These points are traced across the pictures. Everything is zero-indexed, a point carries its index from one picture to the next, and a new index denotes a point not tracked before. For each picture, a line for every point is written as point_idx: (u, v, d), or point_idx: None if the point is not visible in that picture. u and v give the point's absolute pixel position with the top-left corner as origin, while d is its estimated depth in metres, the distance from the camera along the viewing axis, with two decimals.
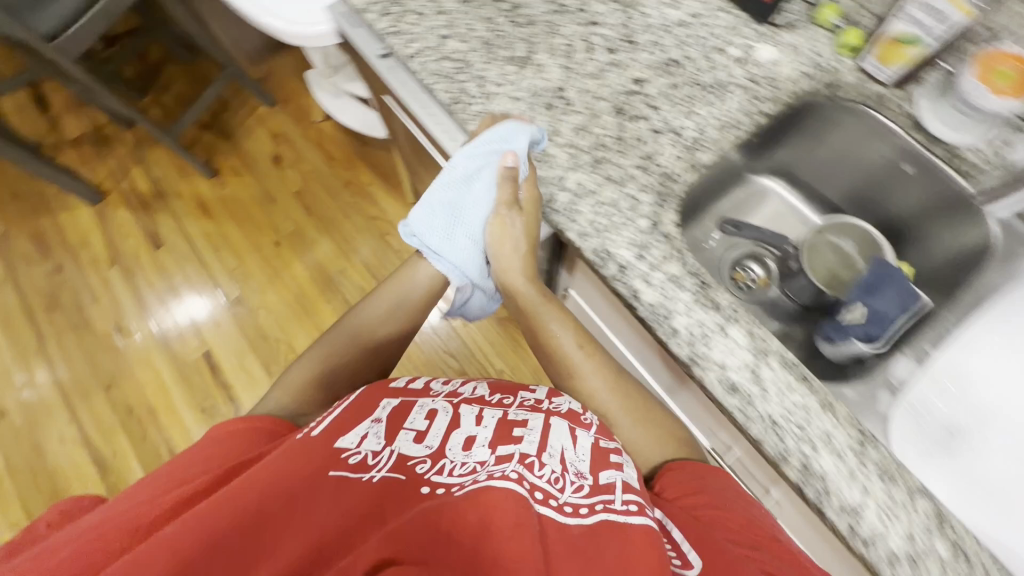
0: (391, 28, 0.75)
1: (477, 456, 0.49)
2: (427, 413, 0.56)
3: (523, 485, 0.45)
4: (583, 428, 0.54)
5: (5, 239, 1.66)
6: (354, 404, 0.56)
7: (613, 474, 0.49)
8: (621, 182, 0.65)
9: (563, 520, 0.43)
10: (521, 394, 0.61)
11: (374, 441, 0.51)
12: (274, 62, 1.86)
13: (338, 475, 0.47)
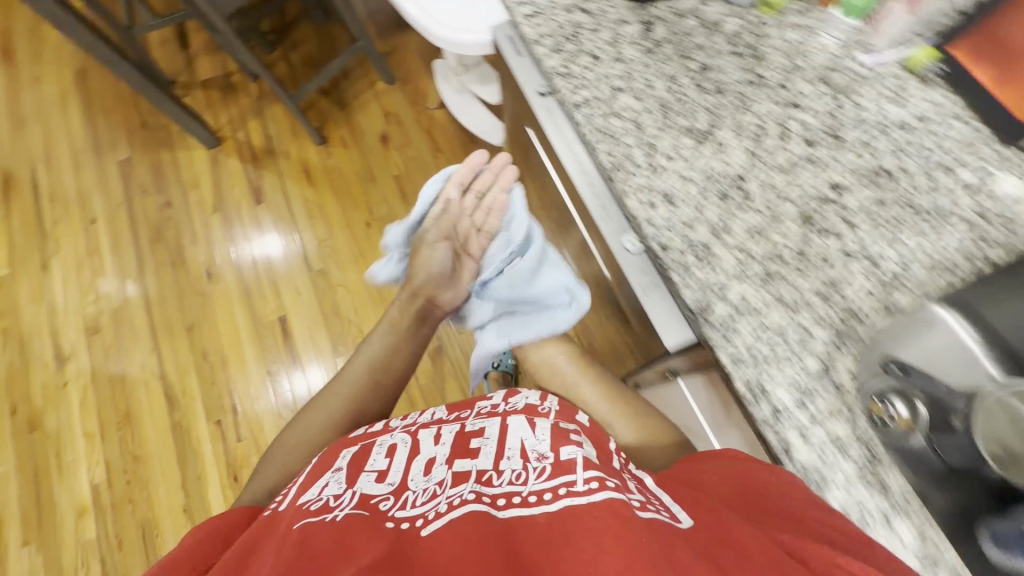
0: (560, 67, 0.68)
1: (435, 478, 0.53)
2: (388, 450, 0.60)
3: (483, 501, 0.47)
4: (539, 416, 0.61)
5: (128, 165, 1.76)
6: (316, 465, 0.59)
7: (574, 451, 0.51)
8: (793, 306, 0.56)
9: (531, 511, 0.44)
10: (479, 404, 0.70)
11: (336, 485, 0.53)
12: (401, 38, 1.84)
13: (302, 523, 0.46)
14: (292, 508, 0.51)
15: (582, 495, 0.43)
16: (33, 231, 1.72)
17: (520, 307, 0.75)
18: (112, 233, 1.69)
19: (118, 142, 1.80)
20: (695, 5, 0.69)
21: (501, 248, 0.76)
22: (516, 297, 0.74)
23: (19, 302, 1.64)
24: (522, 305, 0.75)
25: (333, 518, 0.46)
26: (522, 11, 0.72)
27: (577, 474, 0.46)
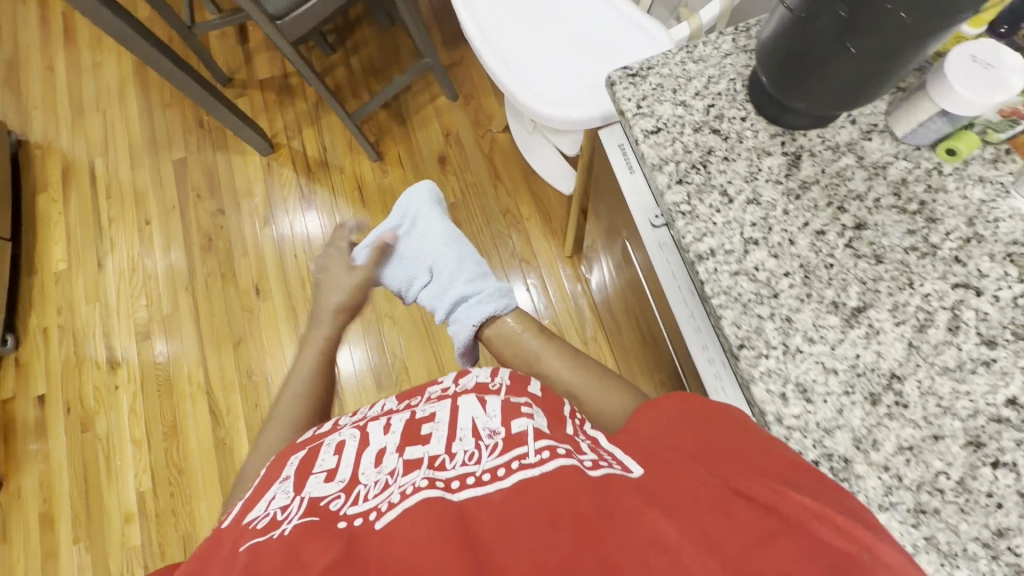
0: (684, 203, 0.58)
1: (387, 469, 0.48)
2: (336, 447, 0.54)
3: (437, 486, 0.42)
4: (490, 393, 0.58)
5: (184, 167, 1.75)
6: (262, 482, 0.52)
7: (524, 425, 0.48)
8: (949, 555, 0.47)
9: (485, 492, 0.41)
10: (430, 389, 0.66)
11: (282, 497, 0.46)
12: (467, 49, 1.72)
13: (245, 546, 0.39)
14: (232, 529, 0.44)
15: (534, 468, 0.41)
16: (90, 227, 1.74)
17: (479, 289, 0.83)
18: (167, 238, 1.69)
19: (174, 141, 1.78)
20: (855, 139, 0.58)
21: (461, 251, 0.90)
22: (466, 284, 0.84)
23: (75, 300, 1.66)
24: (478, 290, 0.83)
25: (280, 533, 0.39)
26: (642, 124, 0.61)
27: (527, 447, 0.44)
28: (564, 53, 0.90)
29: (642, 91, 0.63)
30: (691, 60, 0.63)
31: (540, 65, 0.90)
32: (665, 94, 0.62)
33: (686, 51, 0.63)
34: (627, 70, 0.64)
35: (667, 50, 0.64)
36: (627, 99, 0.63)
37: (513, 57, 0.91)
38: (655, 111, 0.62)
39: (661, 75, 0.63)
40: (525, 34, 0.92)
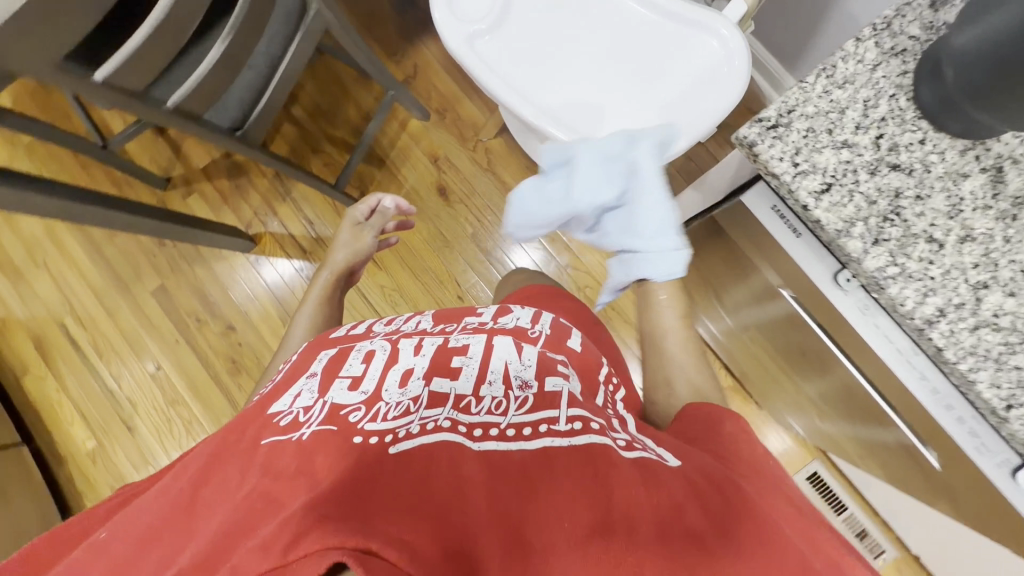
0: (890, 264, 0.50)
1: (410, 394, 0.50)
2: (366, 356, 0.59)
3: (459, 430, 0.45)
4: (527, 340, 0.60)
5: (167, 295, 1.57)
6: (295, 365, 0.63)
7: (559, 385, 0.52)
8: None
9: (508, 447, 0.44)
10: (466, 320, 0.66)
11: (308, 396, 0.53)
12: (416, 55, 1.51)
13: (271, 441, 0.45)
14: (267, 414, 0.51)
15: (562, 439, 0.44)
16: (99, 396, 1.56)
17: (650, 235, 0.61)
18: (187, 376, 1.54)
19: (142, 271, 1.59)
20: None
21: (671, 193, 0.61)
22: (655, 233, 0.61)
23: (123, 476, 1.53)
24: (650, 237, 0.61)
25: (300, 437, 0.44)
26: (808, 185, 0.52)
27: (560, 413, 0.48)
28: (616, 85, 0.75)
29: (792, 143, 0.52)
30: (836, 86, 0.52)
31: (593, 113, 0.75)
32: (822, 138, 0.52)
33: (826, 76, 0.52)
34: (762, 121, 0.53)
35: (800, 81, 0.53)
36: (778, 158, 0.52)
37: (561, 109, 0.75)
38: (815, 164, 0.52)
39: (807, 116, 0.52)
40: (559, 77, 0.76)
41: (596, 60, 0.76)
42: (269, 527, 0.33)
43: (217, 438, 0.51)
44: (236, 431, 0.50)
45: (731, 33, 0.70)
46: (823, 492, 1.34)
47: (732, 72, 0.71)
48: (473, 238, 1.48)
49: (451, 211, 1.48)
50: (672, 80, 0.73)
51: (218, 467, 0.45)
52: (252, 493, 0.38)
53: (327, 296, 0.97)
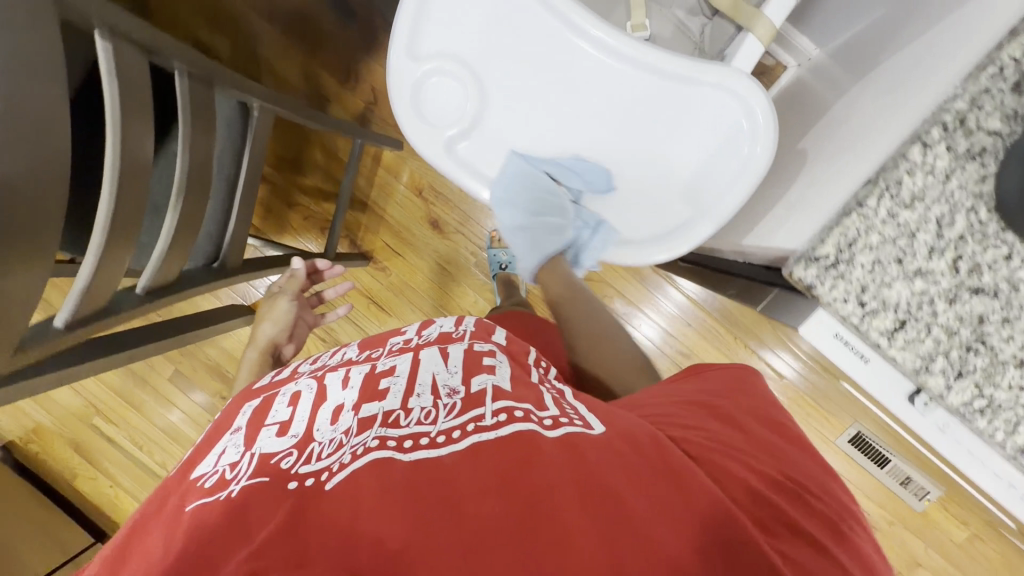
0: (978, 398, 0.46)
1: (342, 426, 0.50)
2: (292, 399, 0.57)
3: (388, 445, 0.45)
4: (453, 344, 0.61)
5: (186, 379, 1.55)
6: (218, 424, 0.60)
7: (484, 381, 0.52)
8: None
9: (437, 453, 0.44)
10: (392, 340, 0.68)
11: (233, 452, 0.51)
12: (371, 77, 1.34)
13: (199, 505, 0.44)
14: (191, 482, 0.49)
15: (490, 433, 0.45)
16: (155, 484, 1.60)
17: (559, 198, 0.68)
18: None
19: (154, 361, 1.55)
20: None
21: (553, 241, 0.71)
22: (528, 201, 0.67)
23: None
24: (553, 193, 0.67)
25: (228, 495, 0.44)
26: (879, 324, 0.46)
27: (485, 410, 0.48)
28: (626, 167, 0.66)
29: (856, 280, 0.45)
30: (903, 207, 0.44)
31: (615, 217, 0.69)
32: (891, 270, 0.45)
33: (890, 196, 0.44)
34: (820, 259, 0.46)
35: (860, 205, 0.45)
36: (842, 298, 0.46)
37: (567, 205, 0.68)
38: (885, 299, 0.46)
39: (872, 247, 0.45)
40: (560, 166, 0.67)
41: (600, 141, 0.65)
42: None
43: (136, 517, 0.50)
44: (162, 501, 0.50)
45: (752, 94, 0.60)
46: (864, 450, 1.37)
47: (759, 140, 0.61)
48: (476, 265, 1.41)
49: (447, 242, 1.40)
50: (688, 158, 0.64)
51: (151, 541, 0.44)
52: (187, 552, 0.40)
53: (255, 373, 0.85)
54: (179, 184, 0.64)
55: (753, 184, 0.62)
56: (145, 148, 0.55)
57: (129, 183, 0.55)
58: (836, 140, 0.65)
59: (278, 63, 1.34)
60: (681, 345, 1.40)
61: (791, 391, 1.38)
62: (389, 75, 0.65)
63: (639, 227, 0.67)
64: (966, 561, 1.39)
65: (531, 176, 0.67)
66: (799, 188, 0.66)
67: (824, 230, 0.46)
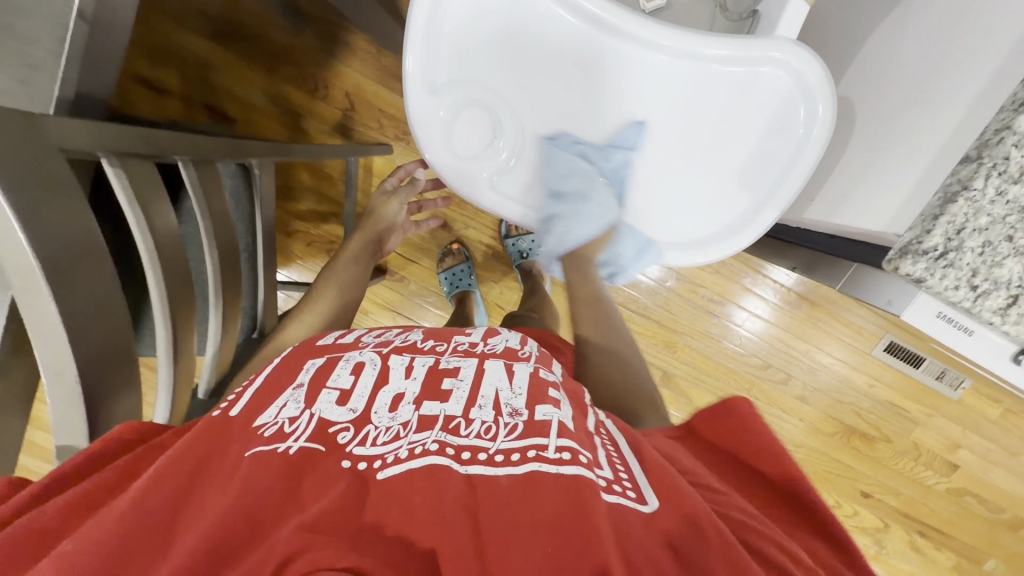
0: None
1: (402, 417, 0.44)
2: (354, 366, 0.50)
3: (446, 453, 0.40)
4: (520, 361, 0.51)
5: None
6: (273, 377, 0.50)
7: (550, 412, 0.43)
8: None
9: (494, 473, 0.39)
10: (456, 337, 0.56)
11: (292, 408, 0.45)
12: (340, 80, 1.22)
13: (255, 453, 0.40)
14: (246, 424, 0.43)
15: (551, 466, 0.38)
16: None
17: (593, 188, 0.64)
18: None
19: None
20: None
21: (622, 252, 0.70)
22: (572, 188, 0.64)
23: None
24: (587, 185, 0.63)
25: (286, 452, 0.40)
26: (992, 304, 0.44)
27: (549, 440, 0.40)
28: (682, 164, 0.63)
29: (967, 265, 0.44)
30: (1013, 182, 0.42)
31: (670, 205, 0.65)
32: (1002, 248, 0.43)
33: (998, 173, 0.42)
34: (926, 251, 0.44)
35: (965, 188, 0.43)
36: (952, 286, 0.44)
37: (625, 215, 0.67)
38: (996, 278, 0.43)
39: (982, 229, 0.43)
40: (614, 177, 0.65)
41: (657, 146, 0.62)
42: (251, 558, 0.34)
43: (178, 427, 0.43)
44: (219, 440, 0.41)
45: (806, 67, 0.57)
46: (899, 355, 1.40)
47: (819, 112, 0.58)
48: (493, 256, 1.37)
49: (458, 239, 1.36)
50: (742, 146, 0.61)
51: (193, 448, 0.40)
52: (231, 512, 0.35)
53: (355, 258, 0.81)
54: (211, 243, 0.58)
55: (811, 166, 0.61)
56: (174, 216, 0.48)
57: (173, 264, 0.48)
58: (895, 90, 0.61)
59: (237, 86, 1.23)
60: (705, 290, 1.41)
61: (824, 314, 1.39)
62: (411, 115, 0.61)
63: (702, 223, 0.65)
64: (1000, 435, 1.47)
65: (566, 164, 0.63)
66: (866, 154, 0.63)
67: (927, 220, 0.45)
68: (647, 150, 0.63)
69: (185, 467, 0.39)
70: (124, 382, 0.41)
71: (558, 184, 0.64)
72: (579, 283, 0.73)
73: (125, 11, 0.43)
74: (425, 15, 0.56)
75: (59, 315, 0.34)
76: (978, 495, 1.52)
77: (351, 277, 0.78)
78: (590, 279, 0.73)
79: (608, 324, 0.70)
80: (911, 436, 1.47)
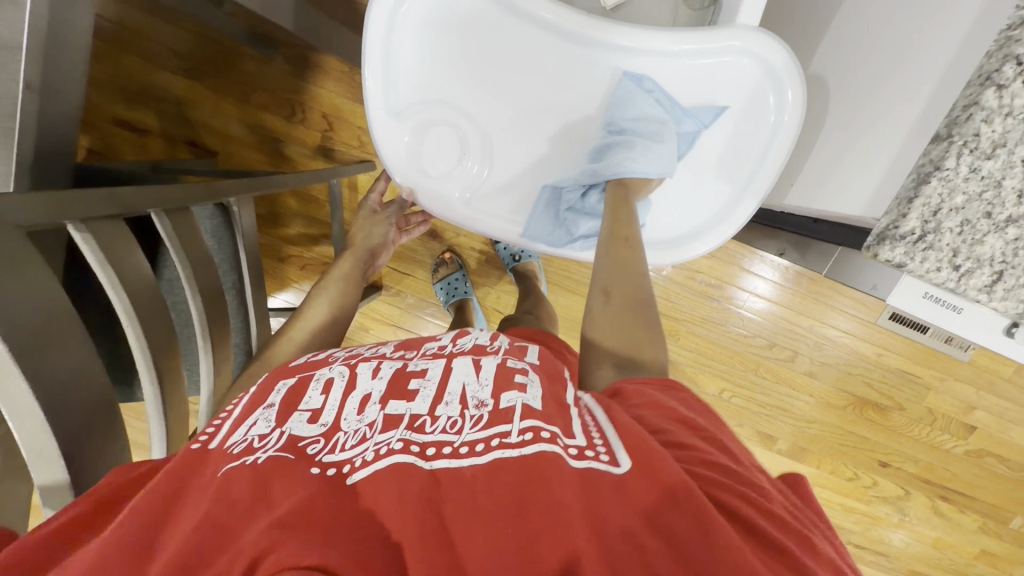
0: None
1: (368, 417, 0.44)
2: (325, 385, 0.49)
3: (411, 450, 0.40)
4: (488, 355, 0.50)
5: None
6: (255, 395, 0.50)
7: (514, 397, 0.44)
8: None
9: (459, 465, 0.39)
10: (427, 344, 0.56)
11: (263, 425, 0.45)
12: (315, 102, 1.22)
13: (227, 470, 0.40)
14: (222, 451, 0.43)
15: (514, 450, 0.39)
16: None
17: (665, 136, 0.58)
18: None
19: None
20: None
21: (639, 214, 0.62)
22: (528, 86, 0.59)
23: None
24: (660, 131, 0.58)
25: (256, 461, 0.40)
26: (977, 282, 0.43)
27: (512, 425, 0.41)
28: None
29: (947, 246, 0.43)
30: (985, 157, 0.41)
31: (686, 212, 0.64)
32: (981, 225, 0.42)
33: (969, 150, 0.41)
34: (904, 236, 0.43)
35: (938, 168, 0.42)
36: (934, 267, 0.43)
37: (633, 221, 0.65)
38: (978, 256, 0.43)
39: (958, 209, 0.42)
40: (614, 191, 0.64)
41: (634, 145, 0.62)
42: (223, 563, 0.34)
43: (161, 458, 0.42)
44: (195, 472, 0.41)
45: (771, 52, 0.55)
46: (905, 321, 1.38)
47: (788, 97, 0.57)
48: (487, 262, 1.36)
49: (450, 248, 1.35)
50: (717, 135, 0.60)
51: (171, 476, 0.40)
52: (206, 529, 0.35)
53: (344, 276, 0.78)
54: (193, 286, 0.58)
55: (787, 151, 0.59)
56: (147, 264, 0.48)
57: (154, 315, 0.48)
58: (872, 62, 0.59)
59: (214, 118, 1.23)
60: (703, 276, 1.40)
61: (825, 288, 1.37)
62: (377, 139, 0.61)
63: (684, 213, 0.65)
64: (1017, 393, 1.44)
65: (643, 106, 0.57)
66: (841, 133, 0.62)
67: (903, 204, 0.44)
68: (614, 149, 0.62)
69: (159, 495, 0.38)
70: (112, 449, 0.41)
71: (628, 124, 0.58)
72: (614, 217, 0.59)
73: (74, 75, 0.44)
74: (381, 34, 0.56)
75: (32, 394, 0.34)
76: (999, 455, 1.50)
77: (340, 293, 0.76)
78: (627, 216, 0.58)
79: (635, 275, 0.56)
80: (924, 402, 1.45)
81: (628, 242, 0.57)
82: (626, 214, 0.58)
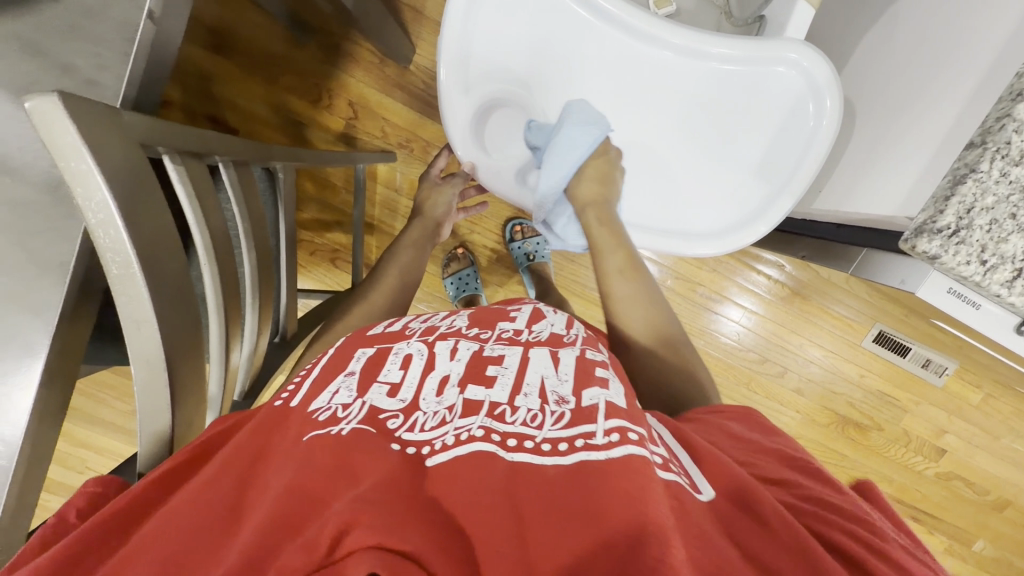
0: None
1: (448, 401, 0.43)
2: (403, 360, 0.49)
3: (492, 439, 0.39)
4: (567, 348, 0.50)
5: None
6: (333, 360, 0.51)
7: (597, 395, 0.43)
8: None
9: (542, 462, 0.37)
10: (501, 324, 0.54)
11: (345, 395, 0.45)
12: (343, 90, 1.24)
13: (311, 436, 0.40)
14: (301, 412, 0.44)
15: (600, 453, 0.37)
16: None
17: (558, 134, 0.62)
18: None
19: None
20: None
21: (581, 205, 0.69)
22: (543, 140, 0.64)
23: None
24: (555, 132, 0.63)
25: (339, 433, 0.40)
26: (1000, 277, 0.47)
27: (597, 426, 0.39)
28: (676, 150, 0.67)
29: (977, 242, 0.47)
30: (1015, 163, 0.46)
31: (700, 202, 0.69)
32: (1007, 225, 0.47)
33: (1002, 156, 0.46)
34: (941, 230, 0.48)
35: (973, 170, 0.47)
36: (964, 261, 0.48)
37: (641, 208, 0.71)
38: (1003, 253, 0.47)
39: (989, 208, 0.47)
40: (636, 171, 0.70)
41: (660, 133, 0.67)
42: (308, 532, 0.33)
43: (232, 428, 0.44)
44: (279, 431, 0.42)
45: (818, 67, 0.60)
46: (886, 344, 1.46)
47: (828, 106, 0.61)
48: (497, 260, 1.38)
49: (463, 244, 1.37)
50: (756, 137, 0.65)
51: (252, 441, 0.41)
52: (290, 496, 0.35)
53: (413, 242, 0.80)
54: (250, 244, 0.58)
55: (824, 155, 0.63)
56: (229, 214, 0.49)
57: (224, 258, 0.48)
58: (897, 88, 0.65)
59: (239, 97, 1.23)
60: (703, 287, 1.45)
61: (814, 308, 1.45)
62: (443, 108, 0.63)
63: (714, 212, 0.69)
64: (982, 419, 1.53)
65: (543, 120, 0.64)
66: (865, 147, 0.69)
67: (940, 202, 0.48)
68: (641, 140, 0.68)
69: (244, 461, 0.40)
70: (198, 376, 0.42)
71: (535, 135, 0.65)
72: (606, 230, 0.65)
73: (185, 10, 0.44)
74: (459, 22, 0.59)
75: (150, 302, 0.35)
76: (965, 479, 1.58)
77: (409, 260, 0.77)
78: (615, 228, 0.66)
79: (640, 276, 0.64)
80: (901, 424, 1.53)
81: (621, 246, 0.64)
82: (613, 226, 0.65)
